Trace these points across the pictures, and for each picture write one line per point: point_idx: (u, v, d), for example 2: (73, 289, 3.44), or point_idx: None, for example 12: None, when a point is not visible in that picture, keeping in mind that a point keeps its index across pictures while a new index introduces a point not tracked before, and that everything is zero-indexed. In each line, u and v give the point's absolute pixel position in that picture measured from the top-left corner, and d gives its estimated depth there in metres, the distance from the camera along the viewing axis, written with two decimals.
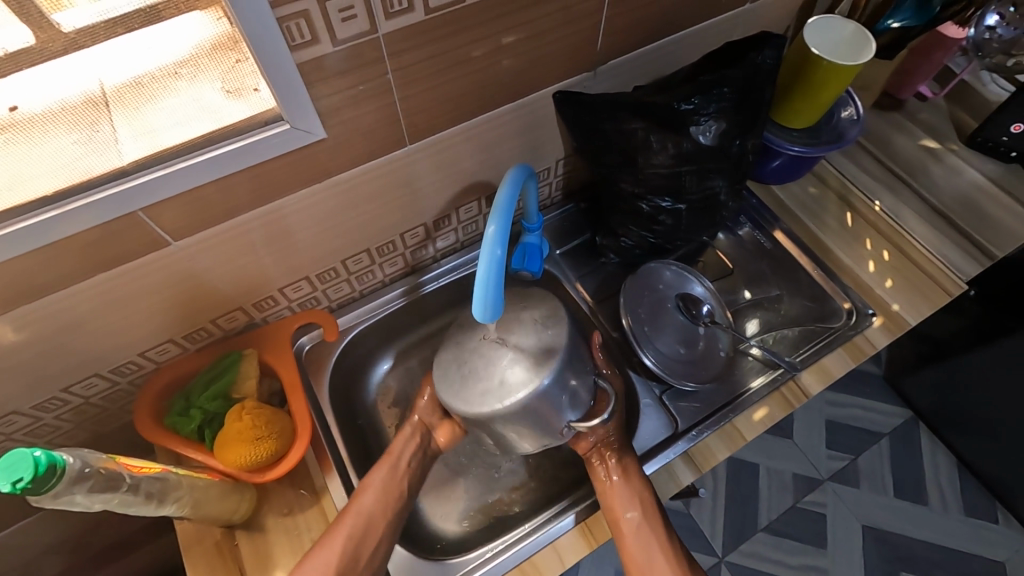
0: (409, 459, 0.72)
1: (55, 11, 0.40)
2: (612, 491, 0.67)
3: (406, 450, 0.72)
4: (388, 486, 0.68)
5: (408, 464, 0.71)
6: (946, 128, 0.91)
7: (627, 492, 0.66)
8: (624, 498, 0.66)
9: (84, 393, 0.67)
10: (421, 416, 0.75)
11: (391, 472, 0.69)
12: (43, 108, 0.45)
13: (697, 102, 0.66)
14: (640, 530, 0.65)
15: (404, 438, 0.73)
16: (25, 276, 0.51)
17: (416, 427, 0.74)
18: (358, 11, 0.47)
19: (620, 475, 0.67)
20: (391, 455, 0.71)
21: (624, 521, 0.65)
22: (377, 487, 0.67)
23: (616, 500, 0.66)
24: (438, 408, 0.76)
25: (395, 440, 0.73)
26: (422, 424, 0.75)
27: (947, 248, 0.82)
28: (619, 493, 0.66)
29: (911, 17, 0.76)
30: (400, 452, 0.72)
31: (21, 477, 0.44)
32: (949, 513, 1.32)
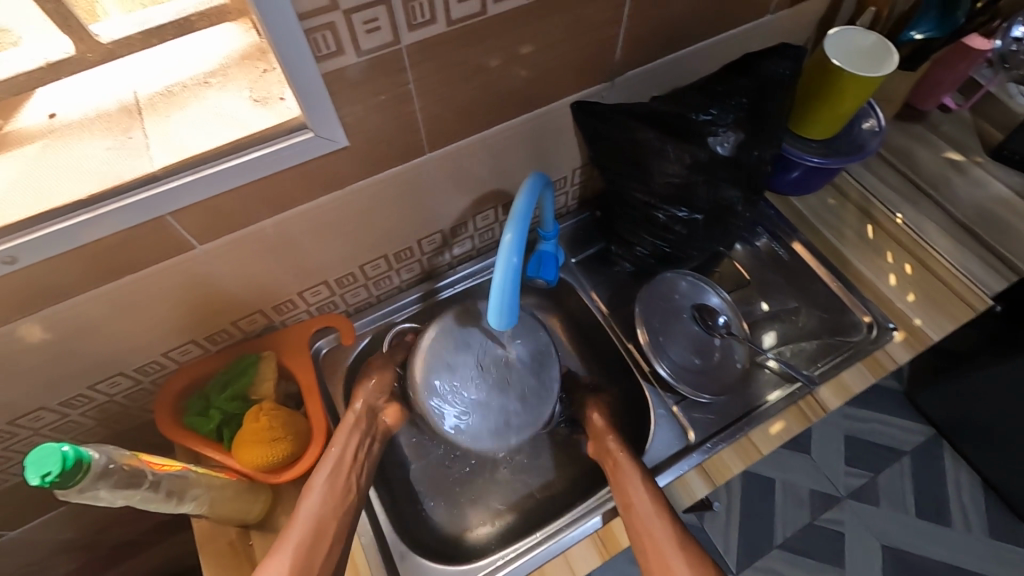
0: (354, 451, 0.68)
1: (94, 22, 0.43)
2: (624, 483, 0.67)
3: (352, 441, 0.69)
4: (333, 490, 0.64)
5: (351, 455, 0.68)
6: (969, 140, 0.90)
7: (639, 481, 0.67)
8: (639, 488, 0.66)
9: (109, 391, 0.69)
10: (364, 402, 0.73)
11: (336, 469, 0.66)
12: (80, 116, 0.50)
13: (714, 113, 0.66)
14: (659, 519, 0.64)
15: (344, 425, 0.70)
16: (57, 277, 0.53)
17: (358, 416, 0.71)
18: (382, 23, 0.48)
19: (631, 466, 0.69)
20: (334, 447, 0.67)
21: (640, 510, 0.64)
22: (328, 483, 0.64)
23: (631, 490, 0.66)
24: (384, 390, 0.75)
25: (338, 432, 0.69)
26: (363, 408, 0.72)
27: (971, 262, 0.80)
28: (632, 484, 0.67)
29: (934, 28, 0.75)
30: (348, 443, 0.68)
31: (50, 471, 0.45)
32: (974, 535, 1.28)
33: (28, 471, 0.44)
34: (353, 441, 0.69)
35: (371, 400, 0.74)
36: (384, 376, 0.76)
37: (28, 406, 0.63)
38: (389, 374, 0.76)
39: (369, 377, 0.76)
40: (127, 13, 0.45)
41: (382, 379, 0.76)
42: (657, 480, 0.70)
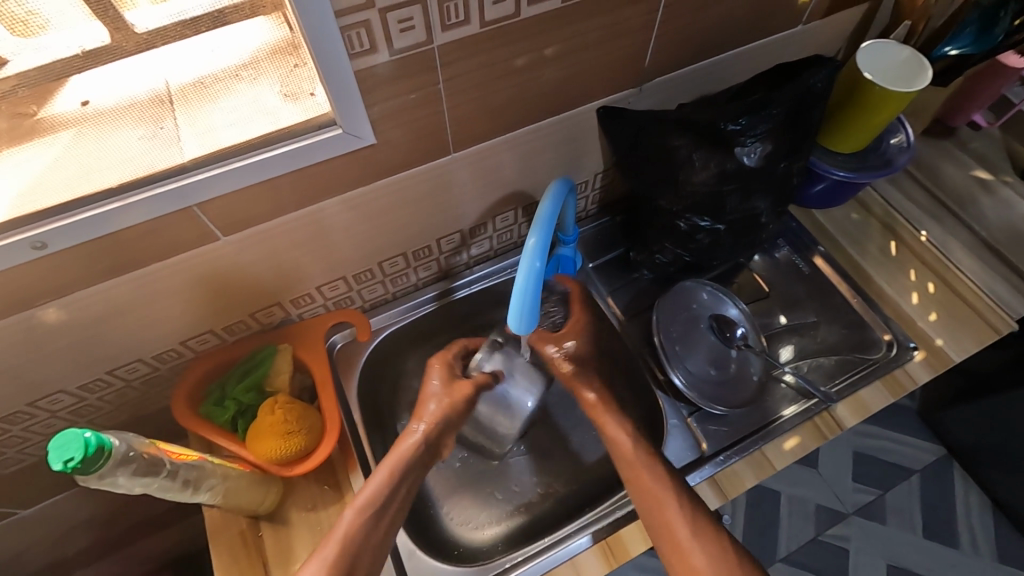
0: (408, 481, 0.66)
1: (127, 10, 0.42)
2: (641, 476, 0.64)
3: (405, 474, 0.65)
4: (373, 528, 0.61)
5: (404, 489, 0.65)
6: (999, 159, 0.88)
7: (658, 473, 0.64)
8: (658, 480, 0.64)
9: (127, 376, 0.69)
10: (430, 430, 0.68)
11: (383, 506, 0.63)
12: (113, 104, 0.48)
13: (744, 122, 0.65)
14: (678, 512, 0.61)
15: (401, 455, 0.66)
16: (85, 263, 0.53)
17: (420, 444, 0.67)
18: (416, 23, 0.48)
19: (648, 458, 0.66)
20: (386, 482, 0.64)
21: (661, 503, 0.62)
22: (368, 515, 0.61)
23: (648, 483, 0.63)
24: (450, 420, 0.70)
25: (392, 459, 0.66)
26: (425, 440, 0.68)
27: (996, 284, 0.79)
28: (649, 477, 0.64)
29: (970, 44, 0.73)
30: (403, 477, 0.65)
31: (72, 457, 0.45)
32: (982, 558, 1.26)
33: (51, 456, 0.45)
34: (408, 476, 0.66)
35: (439, 430, 0.69)
36: (456, 403, 0.70)
37: (48, 389, 0.64)
38: (462, 403, 0.70)
39: (433, 397, 0.70)
40: (156, 3, 0.43)
41: (453, 407, 0.70)
42: (686, 477, 0.70)
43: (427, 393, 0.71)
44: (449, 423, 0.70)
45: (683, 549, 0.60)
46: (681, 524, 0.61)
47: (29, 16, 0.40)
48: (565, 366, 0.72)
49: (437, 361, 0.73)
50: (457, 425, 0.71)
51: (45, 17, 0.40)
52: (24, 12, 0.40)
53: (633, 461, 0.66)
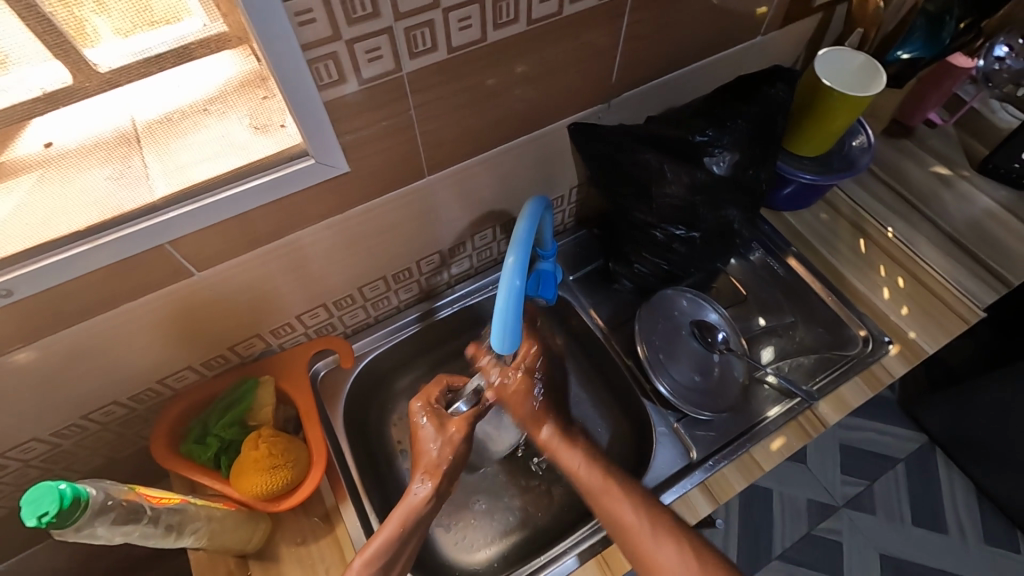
0: (415, 532, 0.64)
1: (88, 48, 0.41)
2: (609, 504, 0.63)
3: (415, 527, 0.64)
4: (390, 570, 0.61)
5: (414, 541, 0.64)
6: (956, 154, 0.92)
7: (622, 500, 0.63)
8: (625, 510, 0.62)
9: (103, 420, 0.67)
10: (438, 481, 0.67)
11: (395, 553, 0.62)
12: (77, 144, 0.47)
13: (711, 134, 0.68)
14: (619, 497, 0.63)
15: (410, 509, 0.64)
16: (53, 306, 0.52)
17: (429, 496, 0.66)
18: (384, 52, 0.48)
19: (613, 489, 0.64)
20: (394, 536, 0.62)
21: (632, 531, 0.61)
22: (377, 568, 0.60)
23: (626, 517, 0.62)
24: (453, 468, 0.69)
25: (393, 513, 0.64)
26: (433, 494, 0.67)
27: (963, 275, 0.82)
28: (616, 505, 0.63)
29: (920, 48, 0.77)
30: (412, 529, 0.64)
31: (46, 512, 0.44)
32: (969, 542, 1.29)
33: (26, 511, 0.43)
34: (417, 528, 0.64)
35: (444, 479, 0.68)
36: (456, 444, 0.69)
37: (19, 438, 0.62)
38: (462, 443, 0.70)
39: (431, 446, 0.69)
40: (120, 36, 0.42)
41: (455, 450, 0.69)
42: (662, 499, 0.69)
43: (423, 443, 0.69)
44: (455, 463, 0.69)
45: (596, 491, 0.65)
46: (625, 506, 0.63)
47: None
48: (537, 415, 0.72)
49: (418, 404, 0.71)
50: (462, 463, 0.71)
51: (9, 54, 0.39)
52: None
53: (594, 483, 0.65)
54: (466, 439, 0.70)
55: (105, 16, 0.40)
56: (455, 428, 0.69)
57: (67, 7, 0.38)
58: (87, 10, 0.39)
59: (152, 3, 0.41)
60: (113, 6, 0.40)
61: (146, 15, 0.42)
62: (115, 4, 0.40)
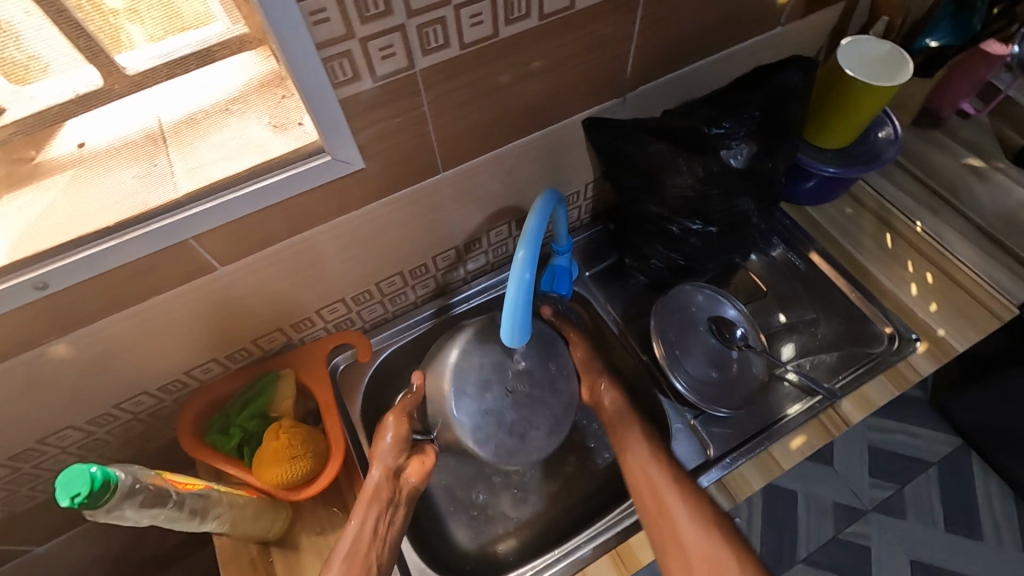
0: (376, 523, 0.65)
1: (118, 53, 0.44)
2: (630, 447, 0.71)
3: (370, 514, 0.65)
4: (356, 556, 0.62)
5: (376, 530, 0.65)
6: (989, 145, 0.89)
7: (641, 441, 0.70)
8: (645, 458, 0.69)
9: (133, 409, 0.70)
10: (383, 463, 0.68)
11: (353, 545, 0.63)
12: (106, 145, 0.51)
13: (727, 126, 0.67)
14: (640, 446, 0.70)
15: (364, 498, 0.66)
16: (87, 300, 0.54)
17: (378, 484, 0.67)
18: (397, 49, 0.49)
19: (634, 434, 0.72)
20: (355, 529, 0.64)
21: (650, 476, 0.67)
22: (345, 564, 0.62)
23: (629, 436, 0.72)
24: (403, 451, 0.70)
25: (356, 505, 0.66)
26: (386, 479, 0.68)
27: (995, 270, 0.79)
28: (636, 449, 0.70)
29: (948, 36, 0.75)
30: (371, 519, 0.65)
31: (79, 492, 0.46)
32: (1008, 549, 1.24)
33: (59, 492, 0.46)
34: (375, 517, 0.65)
35: (394, 466, 0.69)
36: (397, 433, 0.70)
37: (56, 425, 0.65)
38: (402, 431, 0.70)
39: (381, 436, 0.71)
40: (153, 42, 0.45)
41: (398, 440, 0.69)
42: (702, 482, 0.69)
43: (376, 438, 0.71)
44: (400, 452, 0.70)
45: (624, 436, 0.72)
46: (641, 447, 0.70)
47: (29, 60, 0.42)
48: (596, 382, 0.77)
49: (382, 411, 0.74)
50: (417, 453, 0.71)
51: (46, 60, 0.42)
52: (25, 58, 0.42)
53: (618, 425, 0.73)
54: (401, 435, 0.70)
55: (139, 24, 0.43)
56: (387, 427, 0.70)
57: (106, 16, 0.41)
58: (121, 19, 0.42)
59: (183, 11, 0.44)
60: (147, 15, 0.43)
61: (176, 22, 0.45)
62: (149, 14, 0.43)
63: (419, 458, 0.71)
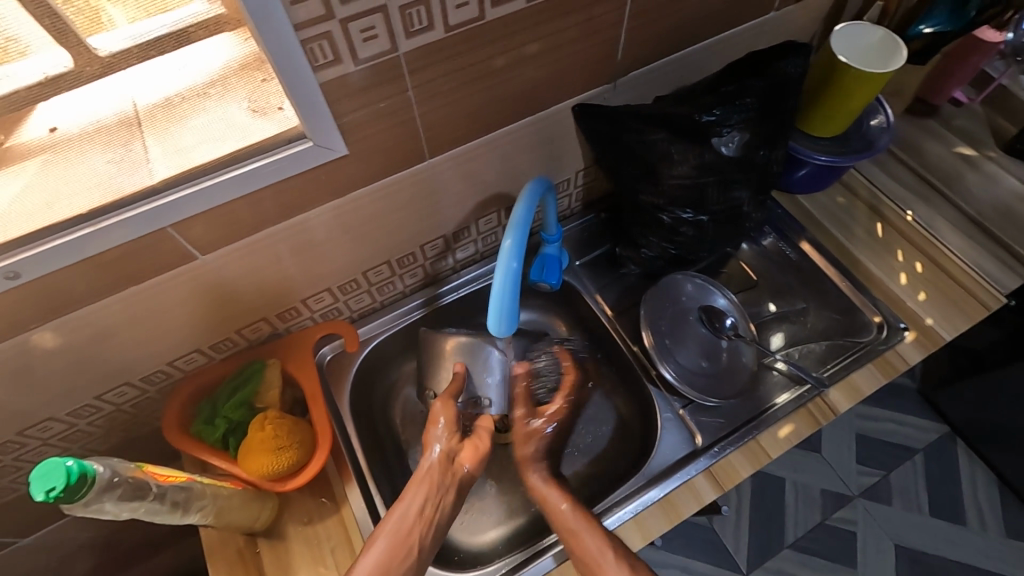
0: (422, 506, 0.63)
1: (90, 35, 0.42)
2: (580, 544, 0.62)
3: (421, 496, 0.64)
4: (398, 535, 0.61)
5: (421, 511, 0.63)
6: (982, 134, 0.88)
7: (596, 538, 0.61)
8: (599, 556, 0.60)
9: (116, 400, 0.69)
10: (438, 445, 0.67)
11: (399, 522, 0.62)
12: (79, 129, 0.49)
13: (719, 113, 0.65)
14: (594, 540, 0.61)
15: (420, 477, 0.65)
16: (62, 288, 0.53)
17: (431, 467, 0.66)
18: (379, 31, 0.47)
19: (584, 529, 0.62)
20: (402, 513, 0.62)
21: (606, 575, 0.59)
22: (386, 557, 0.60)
23: (579, 532, 0.62)
24: (455, 432, 0.69)
25: (405, 486, 0.65)
26: (443, 461, 0.67)
27: (984, 259, 0.79)
28: (587, 547, 0.61)
29: (943, 22, 0.73)
30: (417, 502, 0.63)
31: (55, 486, 0.45)
32: (990, 535, 1.26)
33: (33, 486, 0.44)
34: (426, 496, 0.64)
35: (447, 451, 0.67)
36: (450, 416, 0.69)
37: (36, 417, 0.64)
38: (454, 414, 0.69)
39: (435, 418, 0.69)
40: (133, 22, 0.43)
41: (452, 425, 0.69)
42: (604, 521, 0.67)
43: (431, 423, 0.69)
44: (453, 435, 0.68)
45: (572, 531, 0.63)
46: (596, 546, 0.61)
47: (7, 43, 0.40)
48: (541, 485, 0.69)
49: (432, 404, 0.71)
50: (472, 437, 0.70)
51: (25, 43, 0.40)
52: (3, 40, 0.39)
53: (564, 521, 0.64)
54: (451, 418, 0.69)
55: (120, 5, 0.41)
56: (438, 413, 0.69)
57: None
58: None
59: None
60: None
61: (158, 3, 0.43)
62: None
63: (473, 444, 0.69)
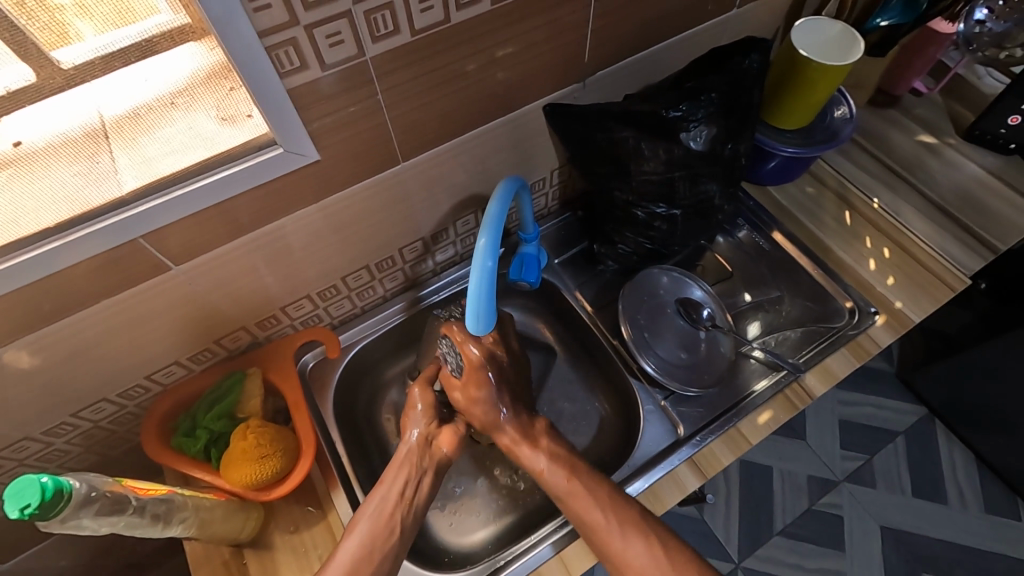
0: (403, 486, 0.64)
1: (53, 48, 0.42)
2: (575, 506, 0.62)
3: (400, 475, 0.65)
4: (379, 517, 0.62)
5: (401, 494, 0.64)
6: (942, 122, 0.91)
7: (590, 502, 0.62)
8: (594, 515, 0.61)
9: (93, 417, 0.68)
10: (416, 429, 0.69)
11: (379, 506, 0.62)
12: (44, 142, 0.46)
13: (685, 108, 0.66)
14: (588, 501, 0.62)
15: (400, 458, 0.67)
16: (32, 304, 0.52)
17: (410, 447, 0.68)
18: (345, 36, 0.48)
19: (578, 490, 0.63)
20: (381, 493, 0.63)
21: (603, 532, 0.60)
22: (367, 539, 0.60)
23: (572, 492, 0.63)
24: (433, 416, 0.70)
25: (386, 468, 0.66)
26: (422, 442, 0.68)
27: (948, 243, 0.82)
28: (584, 507, 0.62)
29: (898, 15, 0.76)
30: (396, 483, 0.64)
31: (29, 503, 0.44)
32: (971, 512, 1.29)
33: (8, 503, 0.44)
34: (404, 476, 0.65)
35: (425, 432, 0.69)
36: (425, 399, 0.71)
37: (12, 437, 0.63)
38: (428, 397, 0.71)
39: (413, 402, 0.71)
40: (100, 33, 0.43)
41: (428, 407, 0.71)
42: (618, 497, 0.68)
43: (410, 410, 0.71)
44: (430, 418, 0.70)
45: (566, 496, 0.63)
46: (594, 509, 0.61)
47: None
48: (516, 446, 0.68)
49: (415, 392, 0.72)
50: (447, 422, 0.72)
51: None
52: None
53: (558, 486, 0.64)
54: (429, 403, 0.71)
55: (88, 19, 0.41)
56: (415, 399, 0.71)
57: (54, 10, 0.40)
58: (69, 14, 0.40)
59: (131, 2, 0.42)
60: (96, 10, 0.41)
61: (126, 16, 0.43)
62: (99, 8, 0.41)
63: (451, 428, 0.70)
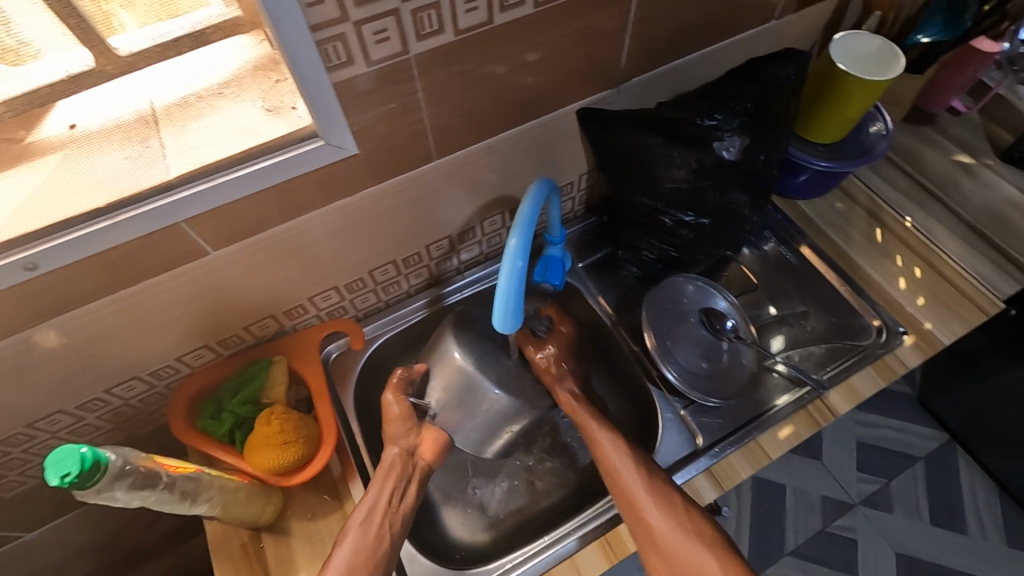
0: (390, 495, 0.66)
1: (111, 35, 0.43)
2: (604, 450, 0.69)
3: (387, 485, 0.66)
4: (368, 529, 0.63)
5: (388, 504, 0.65)
6: (979, 142, 0.89)
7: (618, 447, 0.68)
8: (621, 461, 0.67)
9: (124, 395, 0.70)
10: (397, 442, 0.69)
11: (367, 518, 0.63)
12: (100, 125, 0.51)
13: (719, 118, 0.67)
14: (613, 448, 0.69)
15: (383, 471, 0.67)
16: (75, 281, 0.54)
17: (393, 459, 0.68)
18: (390, 33, 0.49)
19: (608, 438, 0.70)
20: (370, 502, 0.65)
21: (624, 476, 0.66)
22: (362, 543, 0.62)
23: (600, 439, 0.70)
24: (410, 425, 0.70)
25: (373, 478, 0.67)
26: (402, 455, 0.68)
27: (982, 266, 0.80)
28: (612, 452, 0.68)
29: (941, 31, 0.75)
30: (384, 493, 0.66)
31: (68, 472, 0.46)
32: (991, 543, 1.26)
33: (49, 471, 0.45)
34: (390, 488, 0.66)
35: (406, 441, 0.69)
36: (401, 410, 0.69)
37: (47, 410, 0.65)
38: (404, 407, 0.70)
39: (391, 413, 0.69)
40: (143, 27, 0.44)
41: (404, 417, 0.69)
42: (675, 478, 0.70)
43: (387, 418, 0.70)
44: (409, 427, 0.70)
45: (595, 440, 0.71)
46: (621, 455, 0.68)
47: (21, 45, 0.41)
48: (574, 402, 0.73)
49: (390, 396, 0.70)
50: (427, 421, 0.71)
51: (37, 46, 0.42)
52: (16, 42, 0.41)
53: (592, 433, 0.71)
54: (405, 412, 0.69)
55: (132, 10, 0.43)
56: (389, 408, 0.70)
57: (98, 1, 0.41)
58: (114, 5, 0.42)
59: None
60: (140, 2, 0.43)
61: (170, 8, 0.45)
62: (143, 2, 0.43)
63: (429, 438, 0.70)
